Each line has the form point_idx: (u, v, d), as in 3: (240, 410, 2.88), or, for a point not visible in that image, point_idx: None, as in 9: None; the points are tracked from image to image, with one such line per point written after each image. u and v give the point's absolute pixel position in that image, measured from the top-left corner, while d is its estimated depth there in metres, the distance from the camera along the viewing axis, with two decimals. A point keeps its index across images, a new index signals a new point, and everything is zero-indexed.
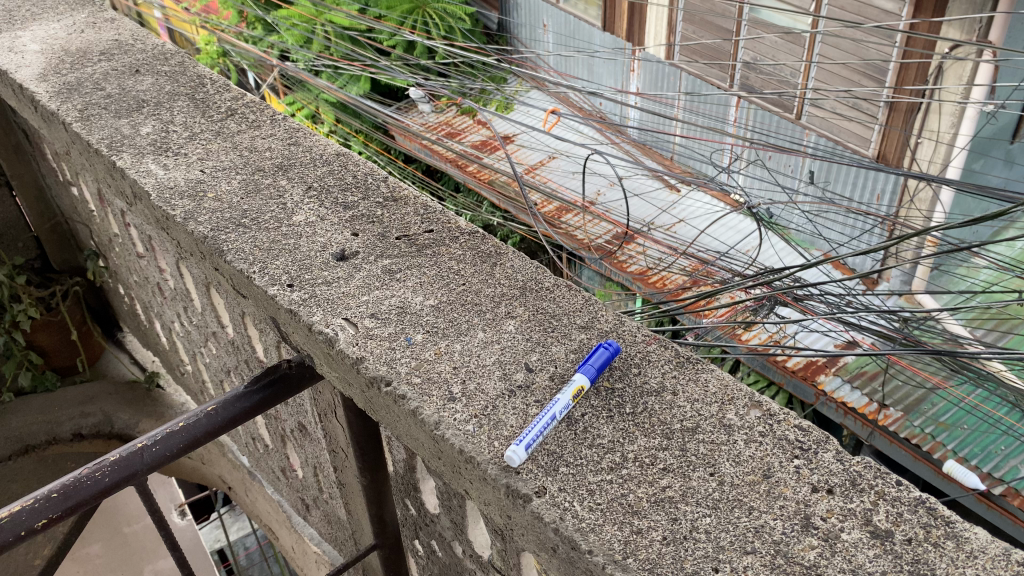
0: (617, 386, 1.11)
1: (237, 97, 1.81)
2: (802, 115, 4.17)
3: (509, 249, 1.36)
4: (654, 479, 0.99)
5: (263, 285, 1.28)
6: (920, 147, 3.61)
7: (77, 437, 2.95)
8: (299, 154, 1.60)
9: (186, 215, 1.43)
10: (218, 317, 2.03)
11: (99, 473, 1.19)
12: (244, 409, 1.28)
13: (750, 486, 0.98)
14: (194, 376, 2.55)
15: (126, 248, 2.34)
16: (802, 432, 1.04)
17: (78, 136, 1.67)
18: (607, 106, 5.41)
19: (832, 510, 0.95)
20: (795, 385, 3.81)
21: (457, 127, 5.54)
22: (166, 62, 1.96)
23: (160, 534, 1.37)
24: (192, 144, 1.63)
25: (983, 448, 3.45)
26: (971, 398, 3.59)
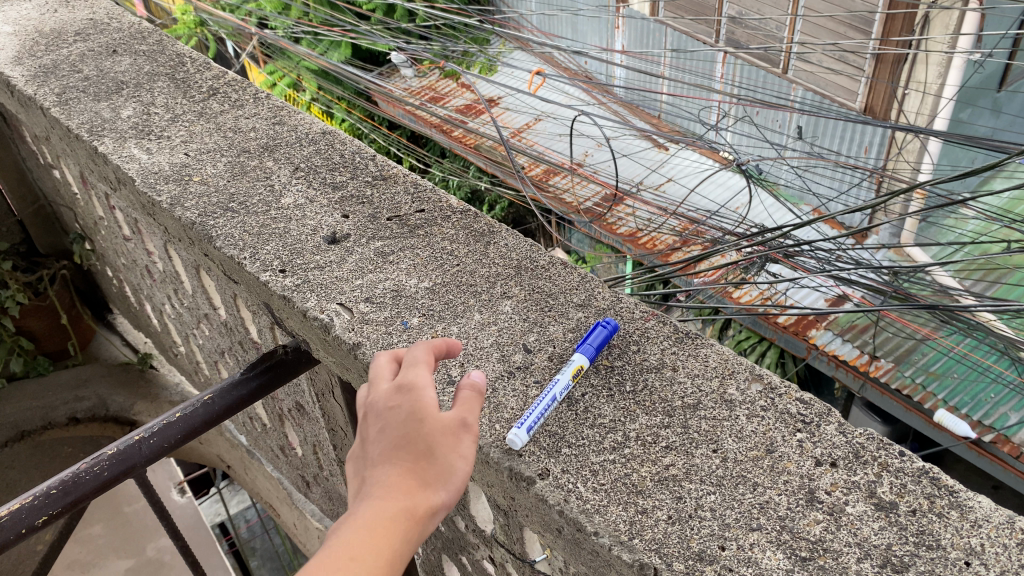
0: (617, 364, 1.10)
1: (218, 76, 1.77)
2: (789, 70, 4.13)
3: (502, 226, 1.35)
4: (657, 458, 0.99)
5: (255, 271, 1.26)
6: (908, 99, 3.56)
7: (72, 421, 2.94)
8: (284, 134, 1.57)
9: (172, 200, 1.40)
10: (210, 299, 2.01)
11: (98, 468, 1.19)
12: (241, 396, 1.27)
13: (753, 461, 0.98)
14: (187, 357, 2.53)
15: (113, 231, 2.31)
16: (804, 405, 1.03)
17: (58, 121, 1.63)
18: (592, 65, 5.34)
19: (836, 484, 0.95)
20: (786, 340, 3.80)
21: (441, 91, 5.47)
22: (144, 42, 1.91)
23: (164, 523, 1.37)
24: (174, 127, 1.60)
25: (973, 397, 3.48)
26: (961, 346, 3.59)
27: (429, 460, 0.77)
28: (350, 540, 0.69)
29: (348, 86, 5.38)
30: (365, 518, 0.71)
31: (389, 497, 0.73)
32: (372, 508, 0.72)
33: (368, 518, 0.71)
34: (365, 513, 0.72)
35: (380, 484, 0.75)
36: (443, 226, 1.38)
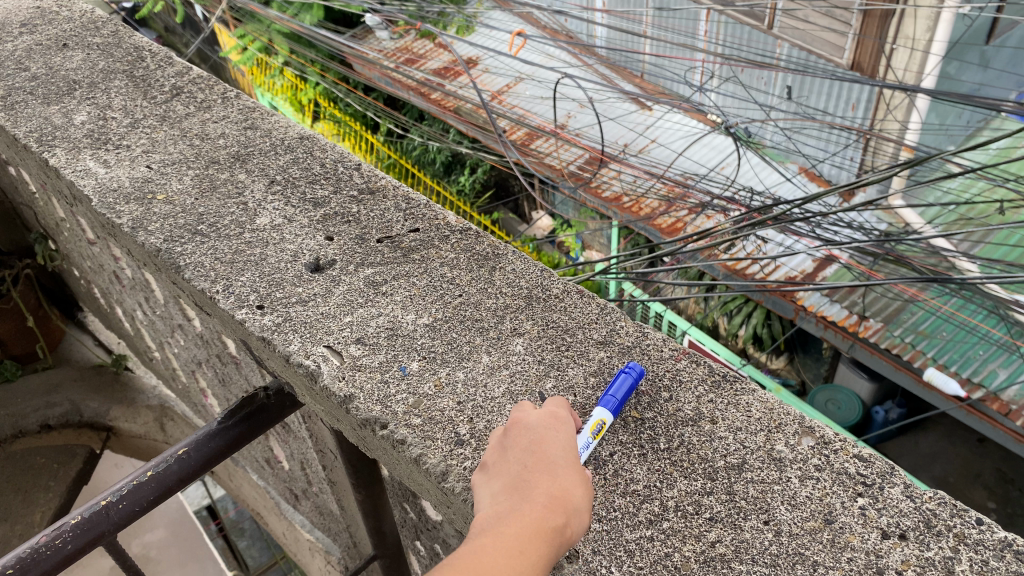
0: (647, 416, 0.97)
1: (182, 72, 1.60)
2: (773, 26, 3.94)
3: (507, 248, 1.21)
4: (700, 533, 0.86)
5: (229, 308, 1.11)
6: (896, 55, 3.40)
7: (44, 429, 2.73)
8: (258, 140, 1.42)
9: (134, 223, 1.24)
10: (183, 310, 1.85)
11: (60, 541, 1.04)
12: (220, 449, 1.13)
13: (811, 535, 0.85)
14: (163, 363, 2.38)
15: (76, 234, 2.14)
16: (864, 463, 0.91)
17: (2, 129, 1.46)
18: (573, 24, 5.12)
19: (908, 561, 0.83)
20: (773, 302, 3.65)
21: (417, 52, 5.25)
22: (97, 33, 1.73)
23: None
24: (134, 134, 1.43)
25: (962, 354, 3.38)
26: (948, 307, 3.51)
27: (567, 489, 0.78)
28: (498, 547, 0.70)
29: (321, 50, 5.13)
30: (509, 528, 0.73)
31: (532, 516, 0.74)
32: (516, 519, 0.74)
33: (513, 527, 0.73)
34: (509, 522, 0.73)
35: (524, 503, 0.76)
36: (440, 247, 1.24)
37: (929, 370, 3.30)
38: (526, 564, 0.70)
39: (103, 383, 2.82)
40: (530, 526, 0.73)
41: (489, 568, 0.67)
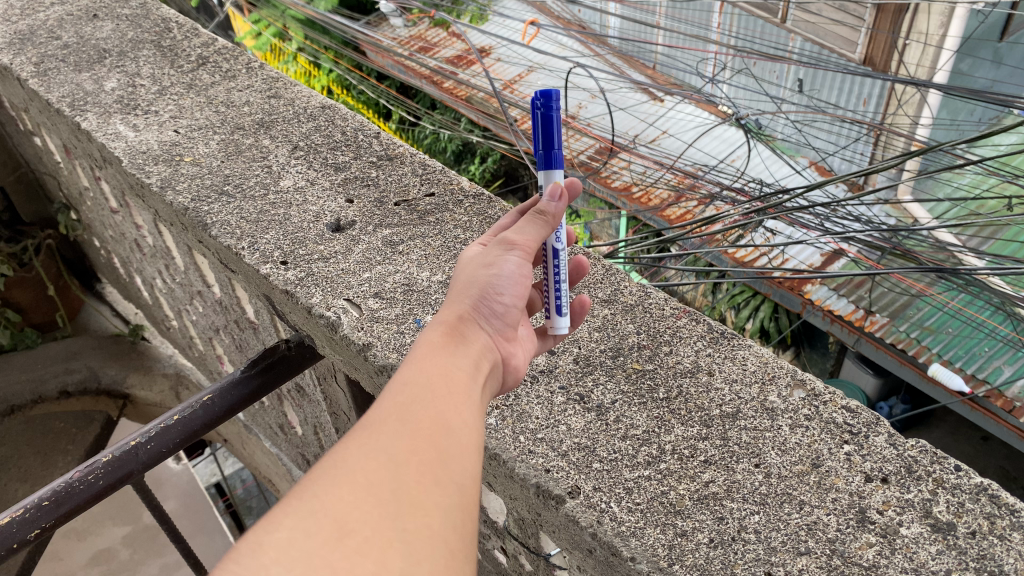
0: (648, 368, 1.04)
1: (207, 43, 1.66)
2: (788, 19, 3.97)
3: (518, 212, 1.26)
4: (695, 474, 0.92)
5: (254, 264, 1.17)
6: (909, 50, 3.44)
7: (64, 395, 2.85)
8: (281, 108, 1.47)
9: (163, 183, 1.30)
10: (203, 277, 1.90)
11: (92, 477, 1.11)
12: (241, 397, 1.18)
13: (799, 477, 0.91)
14: (180, 331, 2.45)
15: (99, 202, 2.20)
16: (851, 414, 0.97)
17: (36, 93, 1.52)
18: (586, 15, 5.16)
19: (889, 502, 0.88)
20: (780, 295, 3.70)
21: (431, 41, 5.29)
22: (126, 5, 1.79)
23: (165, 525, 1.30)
24: (162, 101, 1.49)
25: (968, 351, 3.44)
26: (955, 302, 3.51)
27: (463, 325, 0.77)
28: (404, 387, 0.66)
29: (335, 37, 5.16)
30: (410, 366, 0.69)
31: (433, 350, 0.72)
32: (419, 357, 0.71)
33: (414, 365, 0.69)
34: (410, 362, 0.70)
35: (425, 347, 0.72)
36: (454, 210, 1.29)
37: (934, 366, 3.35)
38: (450, 394, 0.67)
39: (121, 352, 2.90)
40: (437, 360, 0.70)
41: (402, 404, 0.63)
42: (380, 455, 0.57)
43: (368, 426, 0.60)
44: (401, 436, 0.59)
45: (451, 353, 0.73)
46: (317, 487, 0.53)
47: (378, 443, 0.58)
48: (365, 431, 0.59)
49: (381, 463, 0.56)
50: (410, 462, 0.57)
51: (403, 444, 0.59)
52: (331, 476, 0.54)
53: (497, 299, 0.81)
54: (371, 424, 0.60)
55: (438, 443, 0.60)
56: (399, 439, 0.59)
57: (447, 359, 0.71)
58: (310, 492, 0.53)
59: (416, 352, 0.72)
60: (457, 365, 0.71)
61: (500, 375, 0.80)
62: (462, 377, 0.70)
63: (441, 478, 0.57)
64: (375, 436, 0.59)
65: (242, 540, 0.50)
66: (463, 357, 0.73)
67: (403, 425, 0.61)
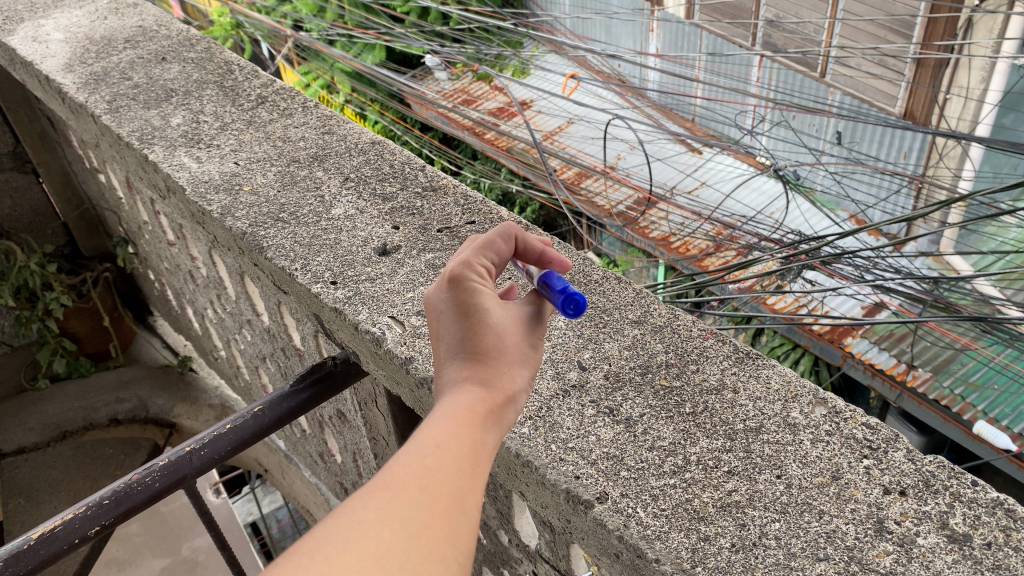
0: (675, 384, 1.09)
1: (266, 84, 1.78)
2: (827, 74, 4.05)
3: (553, 240, 1.36)
4: (718, 483, 0.96)
5: (306, 283, 1.25)
6: (949, 104, 3.49)
7: (113, 423, 3.02)
8: (334, 143, 1.57)
9: (223, 210, 1.40)
10: (253, 305, 1.97)
11: (149, 479, 1.16)
12: (290, 409, 1.24)
13: (818, 488, 0.95)
14: (227, 361, 2.54)
15: (157, 236, 2.32)
16: (871, 430, 1.01)
17: (108, 128, 1.64)
18: (626, 68, 5.29)
19: (906, 513, 0.92)
20: (821, 347, 3.73)
21: (474, 94, 5.45)
22: (192, 49, 1.93)
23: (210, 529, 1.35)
24: (224, 135, 1.60)
25: (1015, 409, 3.36)
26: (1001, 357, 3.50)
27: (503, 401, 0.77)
28: (431, 451, 0.67)
29: (382, 89, 5.34)
30: (436, 430, 0.71)
31: (467, 421, 0.72)
32: (451, 420, 0.72)
33: (439, 433, 0.70)
34: (438, 425, 0.71)
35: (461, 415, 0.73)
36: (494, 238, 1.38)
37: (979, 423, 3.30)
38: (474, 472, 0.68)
39: (169, 382, 3.01)
40: (466, 430, 0.71)
41: (424, 473, 0.64)
42: (396, 525, 0.59)
43: (387, 490, 0.62)
44: (419, 509, 0.61)
45: (484, 429, 0.73)
46: (330, 542, 0.56)
47: (394, 512, 0.60)
48: (383, 496, 0.61)
49: (396, 534, 0.58)
50: (422, 538, 0.59)
51: (419, 517, 0.61)
52: (344, 535, 0.57)
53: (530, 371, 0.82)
54: (390, 487, 0.62)
55: (452, 521, 0.62)
56: (416, 512, 0.61)
57: (474, 433, 0.72)
58: (318, 551, 0.55)
59: (445, 415, 0.73)
60: (485, 439, 0.72)
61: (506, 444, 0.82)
62: (487, 453, 0.71)
63: (446, 557, 0.59)
64: (392, 503, 0.61)
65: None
66: (493, 435, 0.74)
67: (422, 496, 0.62)
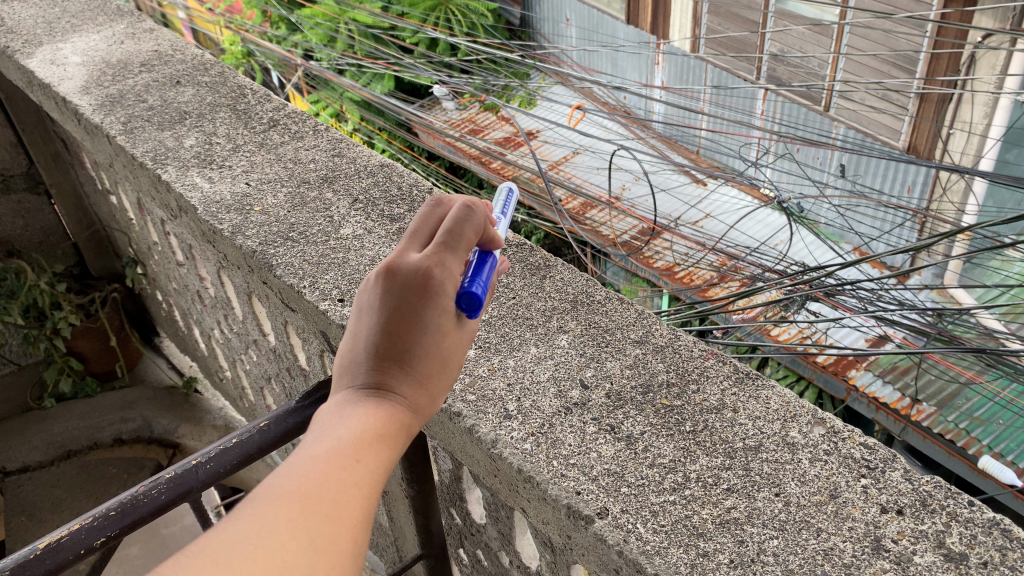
0: (676, 404, 1.11)
1: (278, 107, 1.81)
2: (831, 107, 4.10)
3: (557, 261, 1.40)
4: (718, 500, 0.98)
5: (314, 301, 1.27)
6: (952, 139, 3.53)
7: (117, 442, 3.05)
8: (344, 165, 1.61)
9: (234, 229, 1.43)
10: (259, 325, 1.97)
11: (156, 490, 1.12)
12: (296, 424, 1.23)
13: (817, 506, 0.96)
14: (232, 382, 2.55)
15: (166, 256, 2.35)
16: (869, 450, 1.02)
17: (123, 148, 1.68)
18: (632, 100, 5.35)
19: (903, 532, 0.93)
20: (825, 380, 3.73)
21: (480, 123, 5.50)
22: (207, 73, 1.97)
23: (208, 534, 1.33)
24: (236, 157, 1.64)
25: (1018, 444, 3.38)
26: (1006, 393, 3.44)
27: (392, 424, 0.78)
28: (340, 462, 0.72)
29: (389, 118, 5.39)
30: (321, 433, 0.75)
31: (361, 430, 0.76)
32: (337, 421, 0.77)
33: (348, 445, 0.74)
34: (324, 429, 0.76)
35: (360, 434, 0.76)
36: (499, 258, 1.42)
37: (983, 458, 3.29)
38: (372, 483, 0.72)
39: (173, 403, 3.03)
40: (354, 424, 0.76)
41: (307, 476, 0.69)
42: (284, 528, 0.64)
43: (274, 497, 0.66)
44: (307, 509, 0.66)
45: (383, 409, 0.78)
46: (222, 551, 0.60)
47: (282, 518, 0.64)
48: (271, 503, 0.65)
49: (285, 537, 0.63)
50: (313, 540, 0.64)
51: (308, 520, 0.65)
52: (236, 545, 0.61)
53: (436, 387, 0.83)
54: (278, 494, 0.67)
55: (341, 516, 0.67)
56: (306, 515, 0.66)
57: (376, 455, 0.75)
58: (218, 559, 0.59)
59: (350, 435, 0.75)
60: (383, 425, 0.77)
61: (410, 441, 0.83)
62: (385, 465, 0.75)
63: (337, 553, 0.65)
64: (281, 509, 0.65)
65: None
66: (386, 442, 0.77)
67: (308, 498, 0.67)
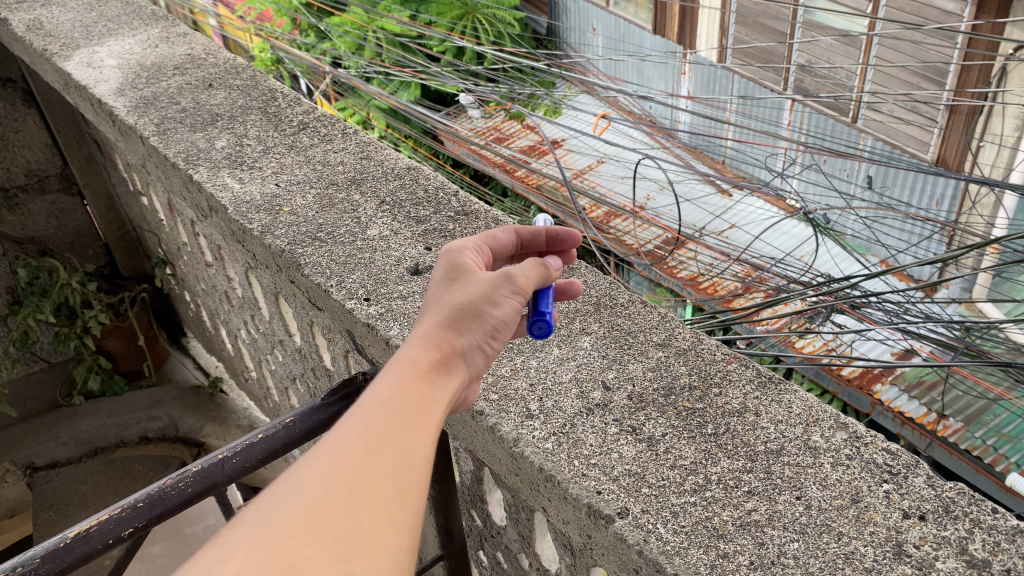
0: (698, 406, 1.11)
1: (308, 111, 1.84)
2: (858, 118, 4.10)
3: (581, 263, 1.41)
4: (738, 502, 0.98)
5: (340, 299, 1.29)
6: (982, 151, 3.49)
7: (143, 440, 3.10)
8: (371, 168, 1.63)
9: (263, 229, 1.45)
10: (285, 325, 1.99)
11: (182, 483, 1.12)
12: (320, 422, 1.21)
13: (838, 510, 0.96)
14: (257, 382, 2.58)
15: (195, 257, 2.39)
16: (891, 456, 1.02)
17: (155, 149, 1.71)
18: (657, 110, 5.36)
19: (926, 538, 0.92)
20: (850, 394, 3.72)
21: (505, 132, 5.53)
22: (238, 76, 2.00)
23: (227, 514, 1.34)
24: (266, 158, 1.67)
25: None
26: None
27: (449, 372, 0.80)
28: (401, 416, 0.70)
29: (415, 125, 5.42)
30: (381, 391, 0.73)
31: (413, 376, 0.76)
32: (400, 379, 0.75)
33: (402, 392, 0.73)
34: (387, 385, 0.74)
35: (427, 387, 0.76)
36: None
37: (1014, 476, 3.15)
38: (423, 433, 0.70)
39: (199, 402, 3.08)
40: (417, 391, 0.74)
41: (354, 445, 0.65)
42: (339, 490, 0.61)
43: (331, 458, 0.63)
44: (362, 471, 0.63)
45: (432, 382, 0.77)
46: (261, 520, 0.57)
47: (336, 480, 0.61)
48: (325, 463, 0.63)
49: (339, 499, 0.60)
50: (369, 501, 0.61)
51: (363, 483, 0.62)
52: (287, 511, 0.58)
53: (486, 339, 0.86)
54: (333, 454, 0.64)
55: (399, 479, 0.64)
56: (361, 477, 0.63)
57: (428, 392, 0.75)
58: (296, 508, 0.59)
59: (406, 378, 0.75)
60: (434, 396, 0.76)
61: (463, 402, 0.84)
62: (435, 413, 0.73)
63: (395, 518, 0.61)
64: (338, 471, 0.62)
65: (191, 562, 0.53)
66: (437, 392, 0.76)
67: (364, 461, 0.64)
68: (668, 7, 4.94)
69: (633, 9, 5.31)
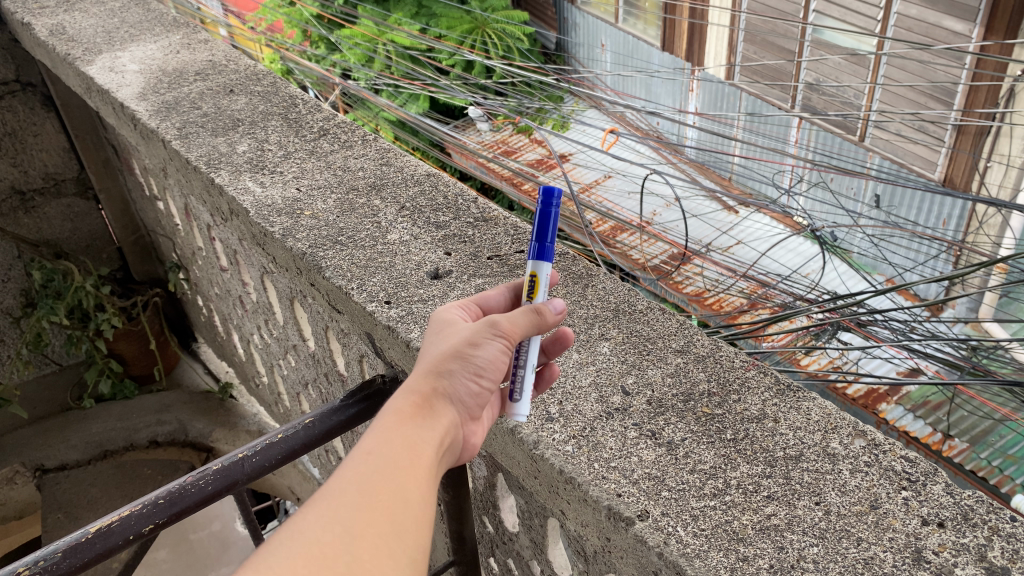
0: (718, 412, 1.12)
1: (328, 117, 1.86)
2: (866, 138, 4.12)
3: (599, 270, 1.42)
4: (758, 506, 0.99)
5: (362, 302, 1.30)
6: (989, 172, 3.50)
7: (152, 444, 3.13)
8: (391, 174, 1.65)
9: (284, 231, 1.47)
10: (299, 331, 2.00)
11: (203, 481, 1.12)
12: (341, 422, 1.21)
13: (857, 516, 0.97)
14: (268, 388, 2.59)
15: (210, 261, 2.40)
16: (910, 463, 1.03)
17: (178, 153, 1.73)
18: (665, 126, 5.39)
19: (945, 545, 0.93)
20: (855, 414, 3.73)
21: (513, 145, 5.57)
22: (259, 83, 2.03)
23: (241, 504, 1.34)
24: (287, 163, 1.69)
25: None
26: None
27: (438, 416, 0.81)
28: (394, 453, 0.73)
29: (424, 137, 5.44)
30: (375, 434, 0.75)
31: (399, 420, 0.78)
32: (385, 426, 0.76)
33: (391, 433, 0.76)
34: (377, 429, 0.76)
35: (419, 432, 0.77)
36: None
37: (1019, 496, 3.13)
38: (415, 466, 0.73)
39: (209, 407, 3.11)
40: (406, 433, 0.76)
41: (352, 482, 0.69)
42: (339, 529, 0.64)
43: (331, 496, 0.67)
44: (359, 510, 0.66)
45: (416, 426, 0.78)
46: (271, 557, 0.60)
47: (335, 518, 0.65)
48: (324, 504, 0.66)
49: (338, 539, 0.63)
50: (367, 536, 0.65)
51: (362, 517, 0.66)
52: (290, 552, 0.61)
53: (474, 377, 0.86)
54: (331, 496, 0.67)
55: (396, 512, 0.67)
56: (358, 514, 0.66)
57: (415, 433, 0.77)
58: (299, 545, 0.62)
59: (391, 422, 0.77)
60: (421, 437, 0.77)
61: (459, 449, 0.85)
62: (425, 448, 0.76)
63: (394, 551, 0.65)
64: (338, 507, 0.66)
65: None
66: (427, 432, 0.78)
67: (364, 496, 0.67)
68: (677, 24, 4.99)
69: (642, 25, 5.34)
